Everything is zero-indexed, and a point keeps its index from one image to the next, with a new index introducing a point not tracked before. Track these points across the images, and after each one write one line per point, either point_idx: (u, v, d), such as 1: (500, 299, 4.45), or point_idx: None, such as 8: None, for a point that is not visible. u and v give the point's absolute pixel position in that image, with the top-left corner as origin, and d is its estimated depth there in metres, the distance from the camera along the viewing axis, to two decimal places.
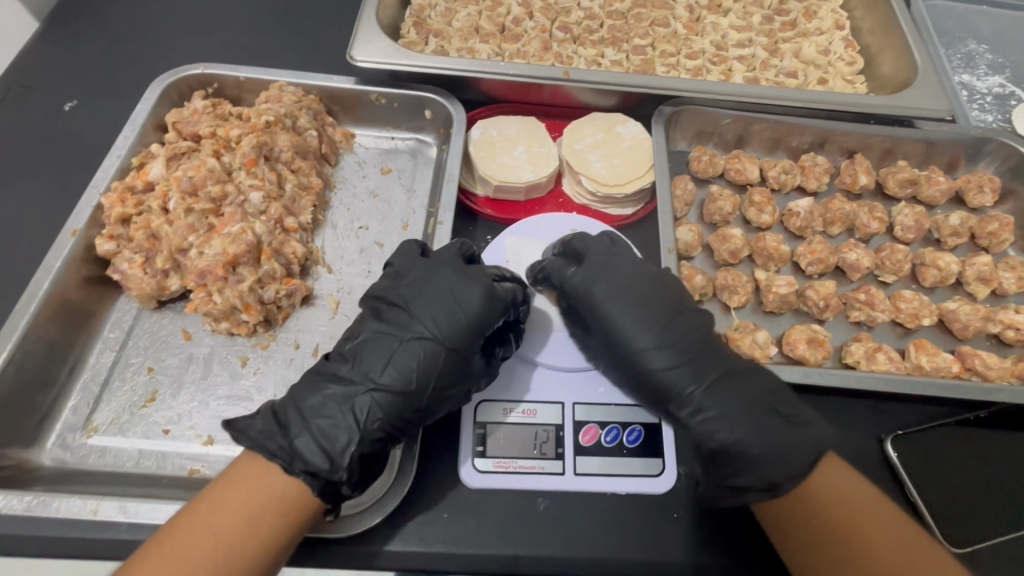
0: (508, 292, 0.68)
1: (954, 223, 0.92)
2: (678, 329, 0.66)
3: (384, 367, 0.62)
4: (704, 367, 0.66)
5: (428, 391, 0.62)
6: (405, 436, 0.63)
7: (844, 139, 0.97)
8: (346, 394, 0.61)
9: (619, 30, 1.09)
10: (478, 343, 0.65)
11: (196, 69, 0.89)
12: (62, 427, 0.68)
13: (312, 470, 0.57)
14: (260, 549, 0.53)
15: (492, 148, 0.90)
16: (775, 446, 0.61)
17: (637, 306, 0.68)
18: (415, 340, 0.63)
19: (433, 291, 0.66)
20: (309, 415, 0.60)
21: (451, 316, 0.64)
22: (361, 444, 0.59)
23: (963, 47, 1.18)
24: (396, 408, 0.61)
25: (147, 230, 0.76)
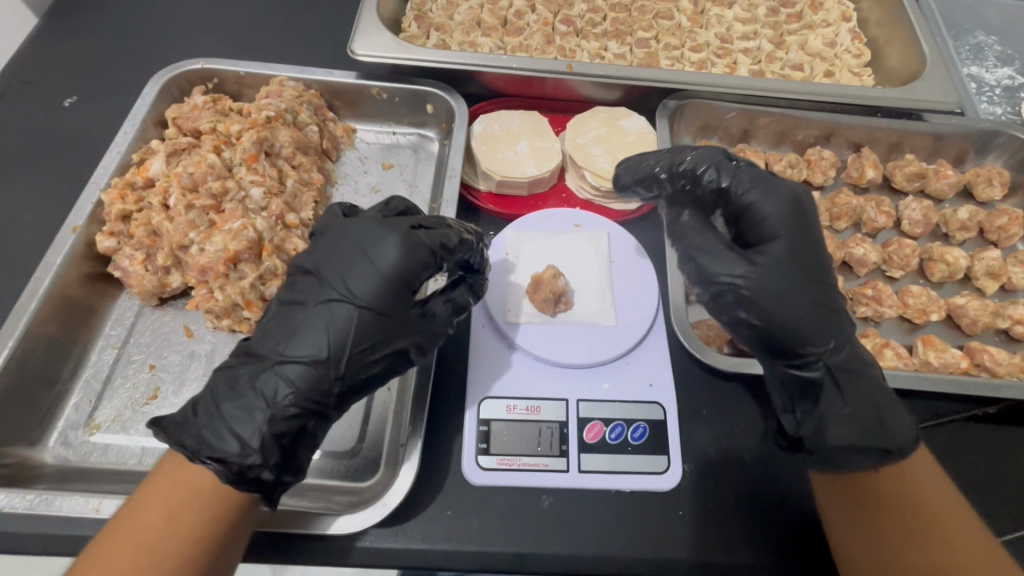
0: (430, 239, 0.64)
1: (963, 217, 0.91)
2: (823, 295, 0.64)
3: (291, 338, 0.59)
4: (837, 315, 0.64)
5: (344, 355, 0.59)
6: (327, 406, 0.59)
7: (851, 132, 0.96)
8: (255, 371, 0.58)
9: (623, 23, 1.07)
10: (397, 297, 0.62)
11: (196, 64, 0.88)
12: (63, 425, 0.68)
13: (222, 459, 0.54)
14: (183, 546, 0.52)
15: (494, 142, 0.89)
16: (877, 409, 0.63)
17: (803, 243, 0.65)
18: (324, 304, 0.61)
19: (342, 250, 0.63)
20: (218, 397, 0.57)
21: (362, 274, 0.61)
22: (273, 419, 0.56)
23: (972, 39, 1.16)
24: (309, 379, 0.58)
25: (148, 227, 0.76)
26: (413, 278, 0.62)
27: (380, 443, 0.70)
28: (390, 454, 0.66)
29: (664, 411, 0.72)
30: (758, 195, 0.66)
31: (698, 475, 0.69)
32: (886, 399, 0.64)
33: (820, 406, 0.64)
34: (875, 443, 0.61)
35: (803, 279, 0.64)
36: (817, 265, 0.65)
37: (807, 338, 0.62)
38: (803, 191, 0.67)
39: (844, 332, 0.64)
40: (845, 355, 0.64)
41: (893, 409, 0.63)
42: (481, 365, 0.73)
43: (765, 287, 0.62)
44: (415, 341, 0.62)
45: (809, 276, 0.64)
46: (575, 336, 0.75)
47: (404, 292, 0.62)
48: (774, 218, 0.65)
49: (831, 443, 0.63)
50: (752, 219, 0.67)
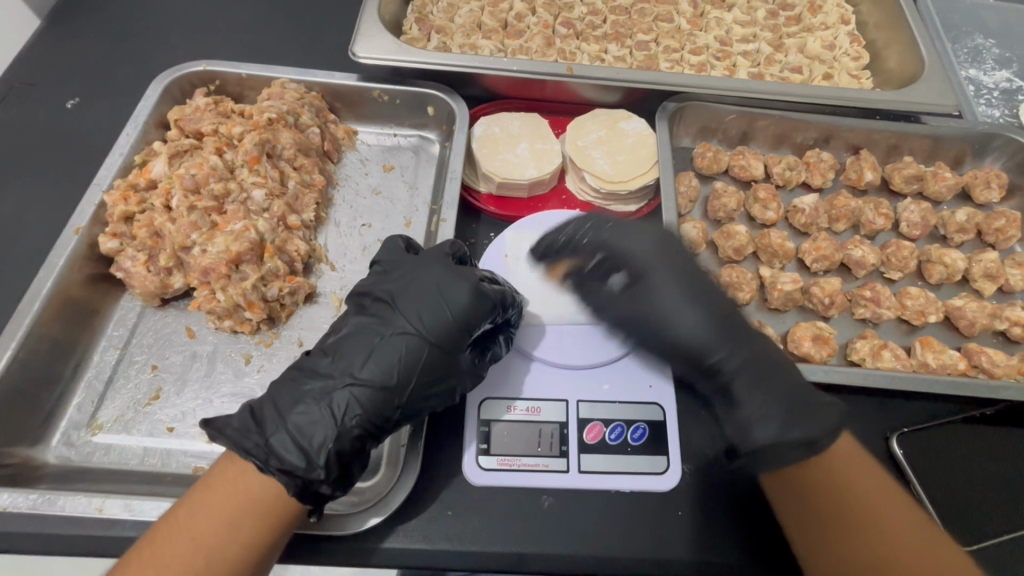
0: (497, 291, 0.66)
1: (960, 219, 0.91)
2: (710, 302, 0.68)
3: (364, 361, 0.61)
4: (740, 331, 0.67)
5: (410, 387, 0.61)
6: (384, 434, 0.61)
7: (850, 135, 0.97)
8: (325, 388, 0.60)
9: (622, 25, 1.08)
10: (462, 337, 0.64)
11: (197, 66, 0.88)
12: (66, 425, 0.69)
13: (290, 471, 0.55)
14: (242, 552, 0.53)
15: (495, 145, 0.89)
16: (788, 411, 0.63)
17: (684, 279, 0.69)
18: (396, 333, 0.63)
19: (420, 285, 0.65)
20: (286, 410, 0.59)
21: (436, 310, 0.63)
22: (339, 441, 0.58)
23: (970, 42, 1.17)
24: (376, 405, 0.60)
25: (150, 228, 0.76)
26: (477, 323, 0.64)
27: (381, 445, 0.70)
28: (391, 455, 0.66)
29: (663, 411, 0.72)
30: (622, 240, 0.72)
31: (697, 475, 0.69)
32: (805, 394, 0.64)
33: (743, 408, 0.65)
34: (795, 437, 0.61)
35: (685, 298, 0.68)
36: (711, 296, 0.69)
37: (707, 347, 0.66)
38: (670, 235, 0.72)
39: (755, 345, 0.67)
40: (755, 360, 0.66)
41: (818, 409, 0.63)
42: None
43: (650, 317, 0.69)
44: (470, 379, 0.65)
45: (703, 299, 0.68)
46: (575, 337, 0.75)
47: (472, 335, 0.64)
48: (638, 263, 0.71)
49: (757, 441, 0.62)
50: (620, 259, 0.72)
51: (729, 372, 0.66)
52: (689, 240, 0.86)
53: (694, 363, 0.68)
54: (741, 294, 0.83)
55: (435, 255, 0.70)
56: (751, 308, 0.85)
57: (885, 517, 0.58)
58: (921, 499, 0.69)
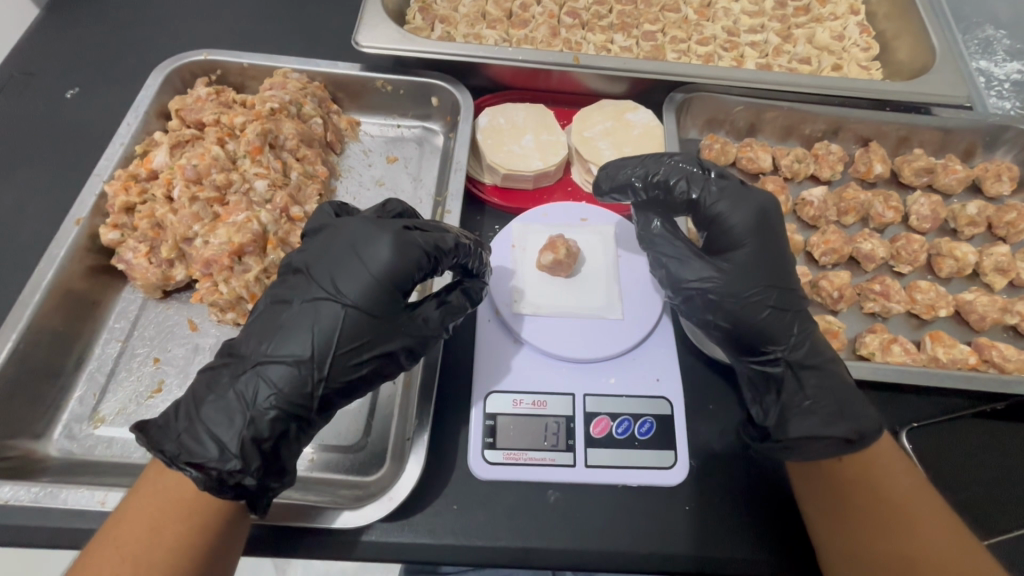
0: (425, 239, 0.63)
1: (971, 212, 0.90)
2: (783, 288, 0.68)
3: (275, 338, 0.59)
4: (799, 318, 0.68)
5: (328, 359, 0.59)
6: (311, 409, 0.59)
7: (859, 126, 0.95)
8: (236, 372, 0.59)
9: (629, 15, 1.07)
10: (385, 299, 0.61)
11: (199, 55, 0.87)
12: (68, 418, 0.68)
13: (201, 466, 0.53)
14: (170, 557, 0.52)
15: (500, 135, 0.88)
16: (825, 410, 0.63)
17: (760, 250, 0.69)
18: (311, 303, 0.60)
19: (334, 250, 0.63)
20: (200, 399, 0.57)
21: (352, 275, 0.61)
22: (253, 424, 0.56)
23: (981, 33, 1.15)
24: (291, 381, 0.58)
25: (152, 219, 0.75)
26: (402, 279, 0.62)
27: (385, 439, 0.69)
28: (396, 448, 0.66)
29: (671, 405, 0.71)
30: (723, 210, 0.70)
31: (706, 470, 0.69)
32: (847, 390, 0.65)
33: (786, 399, 0.66)
34: (839, 434, 0.62)
35: (765, 281, 0.68)
36: (775, 267, 0.69)
37: (771, 332, 0.67)
38: (771, 203, 0.71)
39: (806, 327, 0.67)
40: (808, 347, 0.66)
41: (854, 405, 0.64)
42: (486, 359, 0.73)
43: (728, 290, 0.67)
44: (406, 344, 0.62)
45: (774, 281, 0.68)
46: (582, 330, 0.75)
47: (395, 294, 0.62)
48: (730, 232, 0.70)
49: (795, 434, 0.63)
50: (723, 229, 0.70)
51: (794, 363, 0.66)
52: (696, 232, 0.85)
53: (754, 343, 0.68)
54: None
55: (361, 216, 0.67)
56: None
57: (914, 518, 0.58)
58: None
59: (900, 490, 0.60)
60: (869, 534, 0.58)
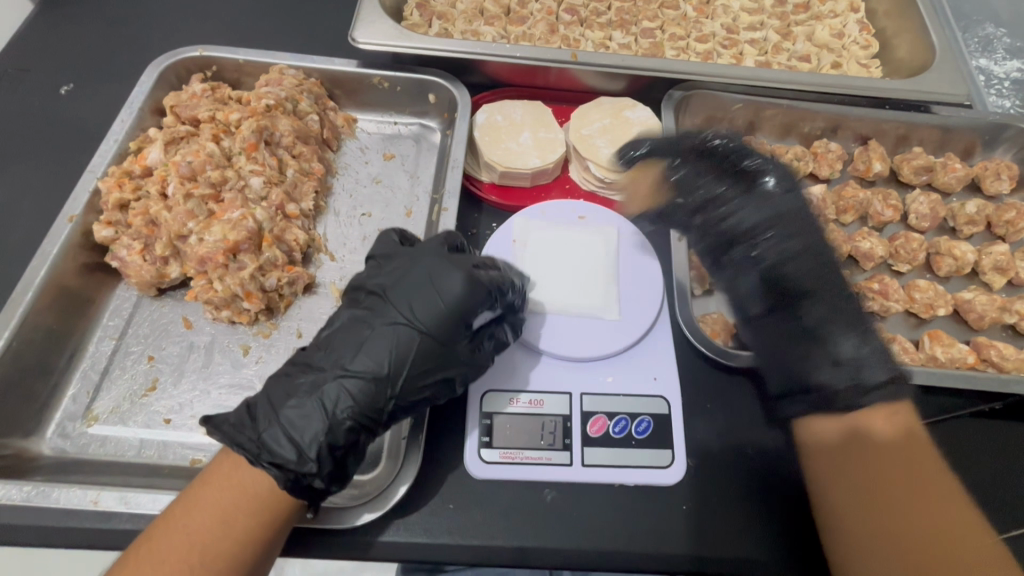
0: (495, 277, 0.65)
1: (971, 211, 0.90)
2: (806, 258, 0.73)
3: (355, 353, 0.60)
4: (837, 286, 0.71)
5: (402, 377, 0.60)
6: (379, 426, 0.60)
7: (858, 125, 0.95)
8: (315, 381, 0.59)
9: (627, 12, 1.06)
10: (457, 330, 0.61)
11: (194, 51, 0.86)
12: (61, 416, 0.67)
13: (283, 465, 0.55)
14: (237, 548, 0.53)
15: (497, 133, 0.87)
16: (864, 356, 0.67)
17: (803, 228, 0.75)
18: (388, 325, 0.61)
19: (410, 274, 0.64)
20: (278, 402, 0.58)
21: (427, 300, 0.62)
22: (330, 434, 0.57)
23: (981, 31, 1.15)
24: (367, 396, 0.59)
25: (146, 216, 0.75)
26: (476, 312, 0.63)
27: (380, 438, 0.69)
28: (392, 447, 0.65)
29: (668, 404, 0.71)
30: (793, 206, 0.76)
31: (702, 470, 0.68)
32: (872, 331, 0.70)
33: (812, 354, 0.69)
34: (870, 377, 0.66)
35: (822, 246, 0.74)
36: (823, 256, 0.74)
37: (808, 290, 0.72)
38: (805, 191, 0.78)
39: (830, 302, 0.71)
40: (836, 300, 0.71)
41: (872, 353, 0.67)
42: None
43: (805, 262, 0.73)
44: (468, 370, 0.63)
45: (812, 250, 0.74)
46: (578, 329, 0.74)
47: (463, 327, 0.62)
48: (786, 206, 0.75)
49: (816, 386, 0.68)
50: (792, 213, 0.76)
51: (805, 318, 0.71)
52: None
53: (783, 310, 0.72)
54: None
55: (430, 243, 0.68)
56: None
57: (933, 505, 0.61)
58: None
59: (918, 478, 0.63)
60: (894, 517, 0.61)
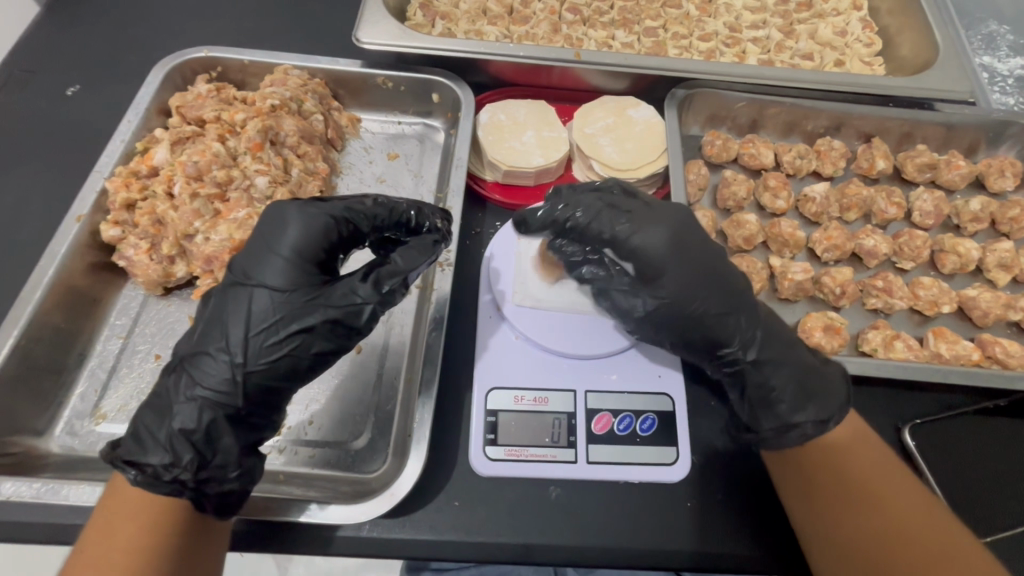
0: (331, 209, 0.63)
1: (974, 209, 0.90)
2: (710, 302, 0.63)
3: (202, 331, 0.58)
4: (747, 307, 0.64)
5: (245, 342, 0.57)
6: (236, 392, 0.56)
7: (862, 122, 0.95)
8: (170, 370, 0.58)
9: (630, 11, 1.06)
10: (305, 275, 0.60)
11: (199, 52, 0.87)
12: (69, 414, 0.68)
13: (139, 464, 0.52)
14: (127, 559, 0.50)
15: (501, 132, 0.88)
16: (795, 394, 0.62)
17: (699, 276, 0.63)
18: (229, 293, 0.59)
19: (248, 244, 0.62)
20: (142, 403, 0.57)
21: (263, 259, 0.60)
22: (181, 419, 0.54)
23: (984, 29, 1.15)
24: (212, 368, 0.56)
25: (152, 216, 0.75)
26: (316, 250, 0.61)
27: (385, 434, 0.69)
28: (398, 443, 0.67)
29: (673, 401, 0.71)
30: (655, 240, 0.62)
31: (706, 468, 0.69)
32: (813, 370, 0.64)
33: (753, 403, 0.64)
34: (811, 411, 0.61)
35: (714, 305, 0.63)
36: (714, 275, 0.63)
37: (729, 338, 0.64)
38: (684, 214, 0.64)
39: (780, 356, 0.63)
40: (767, 341, 0.64)
41: (817, 402, 0.62)
42: (488, 354, 0.73)
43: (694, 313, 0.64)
44: (328, 317, 0.59)
45: (719, 299, 0.63)
46: (579, 326, 0.74)
47: (311, 267, 0.61)
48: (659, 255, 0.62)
49: (768, 428, 0.63)
50: (645, 260, 0.62)
51: (748, 366, 0.64)
52: None
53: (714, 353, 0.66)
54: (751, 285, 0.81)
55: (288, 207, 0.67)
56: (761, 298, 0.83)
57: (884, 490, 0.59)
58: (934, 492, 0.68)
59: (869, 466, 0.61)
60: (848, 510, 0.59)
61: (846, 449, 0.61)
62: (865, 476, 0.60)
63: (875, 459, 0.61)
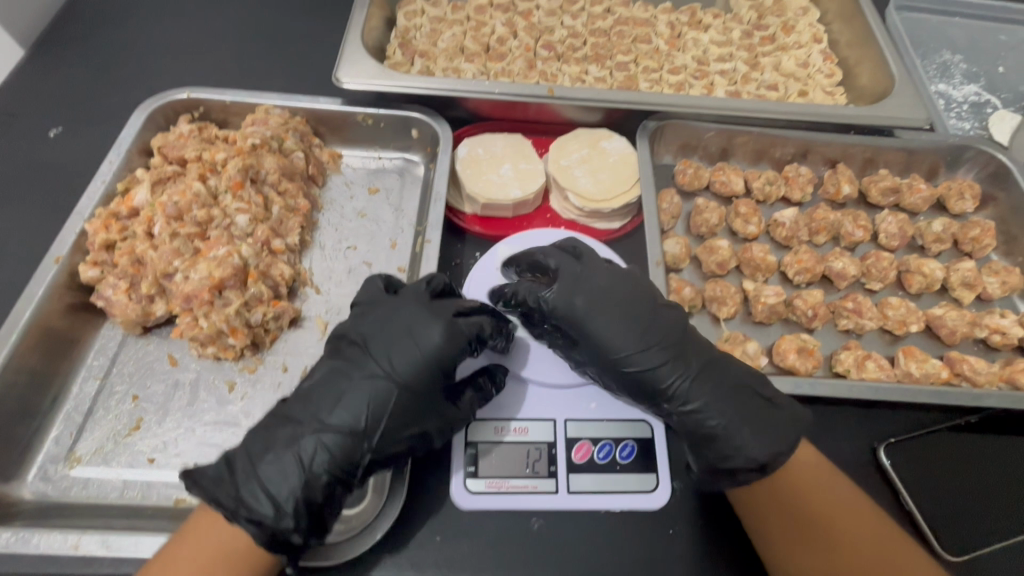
0: (474, 326, 0.65)
1: (937, 230, 0.94)
2: (632, 337, 0.67)
3: (333, 407, 0.60)
4: (682, 350, 0.68)
5: (378, 431, 0.60)
6: (357, 477, 0.60)
7: (826, 149, 0.99)
8: (294, 436, 0.59)
9: (603, 47, 1.10)
10: (436, 382, 0.62)
11: (181, 94, 0.89)
12: (44, 459, 0.67)
13: (257, 521, 0.55)
14: None
15: (479, 165, 0.91)
16: (742, 427, 0.65)
17: (622, 315, 0.68)
18: (368, 378, 0.61)
19: (389, 330, 0.64)
20: (256, 456, 0.58)
21: (406, 357, 0.62)
22: (306, 488, 0.57)
23: (938, 58, 1.21)
24: (345, 448, 0.59)
25: (132, 256, 0.76)
26: (454, 365, 0.63)
27: None
28: (377, 480, 0.66)
29: (652, 428, 0.71)
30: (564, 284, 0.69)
31: (686, 493, 0.69)
32: (757, 401, 0.67)
33: (705, 451, 0.66)
34: (755, 446, 0.64)
35: (638, 343, 0.67)
36: (637, 320, 0.68)
37: (653, 372, 0.66)
38: (611, 272, 0.71)
39: (719, 401, 0.66)
40: (697, 390, 0.66)
41: (765, 429, 0.65)
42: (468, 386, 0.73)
43: (611, 354, 0.67)
44: (440, 425, 0.63)
45: (648, 341, 0.67)
46: (559, 355, 0.75)
47: (444, 378, 0.63)
48: (582, 306, 0.68)
49: (710, 468, 0.66)
50: (564, 312, 0.68)
51: (681, 413, 0.67)
52: (672, 255, 0.86)
53: (650, 403, 0.69)
54: (725, 308, 0.83)
55: (412, 289, 0.68)
56: (736, 322, 0.85)
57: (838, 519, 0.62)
58: (910, 511, 0.69)
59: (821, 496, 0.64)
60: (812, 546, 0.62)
61: (797, 479, 0.65)
62: (832, 505, 0.63)
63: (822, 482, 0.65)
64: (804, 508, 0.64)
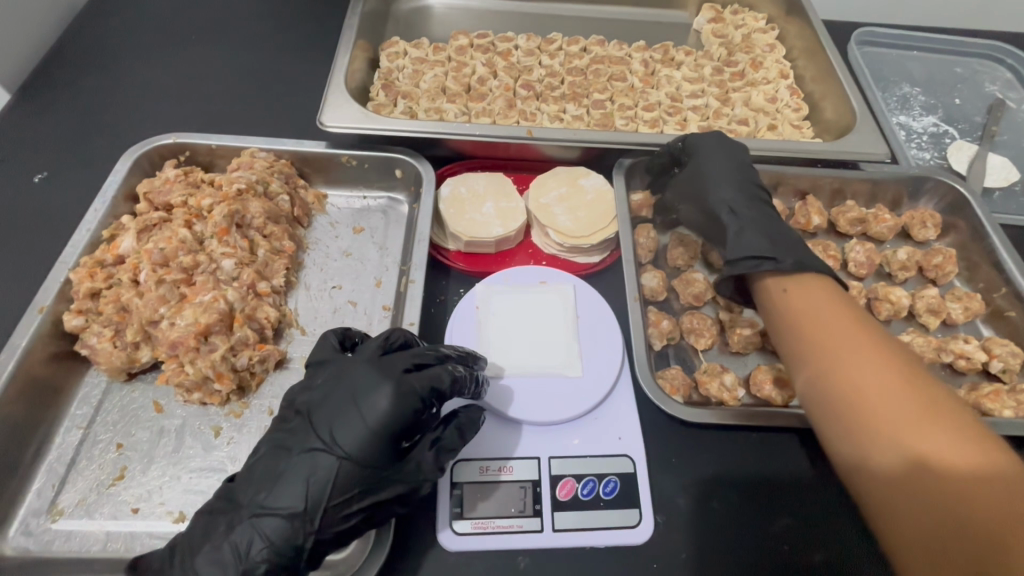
0: (423, 385, 0.62)
1: (902, 258, 0.98)
2: (722, 174, 0.85)
3: (272, 488, 0.59)
4: (754, 199, 0.83)
5: (319, 512, 0.58)
6: (301, 561, 0.59)
7: (797, 181, 1.03)
8: (231, 523, 0.59)
9: (579, 86, 1.15)
10: (385, 452, 0.60)
11: (167, 139, 0.91)
12: (25, 513, 0.67)
13: None
14: None
15: (462, 205, 0.93)
16: (774, 238, 0.76)
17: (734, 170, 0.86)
18: (307, 454, 0.60)
19: (335, 398, 0.62)
20: (194, 546, 0.58)
21: (350, 426, 0.60)
22: None
23: (898, 90, 1.27)
24: (283, 534, 0.57)
25: (117, 303, 0.77)
26: (403, 429, 0.61)
27: None
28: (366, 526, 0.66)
29: (633, 463, 0.73)
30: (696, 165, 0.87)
31: (670, 526, 0.70)
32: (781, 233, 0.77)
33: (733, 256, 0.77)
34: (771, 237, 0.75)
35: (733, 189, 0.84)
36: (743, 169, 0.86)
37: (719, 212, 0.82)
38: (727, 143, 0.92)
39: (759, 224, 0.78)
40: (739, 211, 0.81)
41: (775, 234, 0.76)
42: None
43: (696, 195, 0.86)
44: (397, 493, 0.61)
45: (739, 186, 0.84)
46: (539, 392, 0.77)
47: (393, 444, 0.60)
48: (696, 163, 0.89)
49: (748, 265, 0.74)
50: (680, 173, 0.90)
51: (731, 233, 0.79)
52: (650, 288, 0.89)
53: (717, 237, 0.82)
54: (702, 340, 0.85)
55: (364, 353, 0.67)
56: (713, 353, 0.87)
57: (896, 417, 0.55)
58: None
59: (875, 400, 0.57)
60: (898, 478, 0.53)
61: (849, 389, 0.59)
62: (883, 405, 0.56)
63: (873, 381, 0.58)
64: (861, 417, 0.57)
